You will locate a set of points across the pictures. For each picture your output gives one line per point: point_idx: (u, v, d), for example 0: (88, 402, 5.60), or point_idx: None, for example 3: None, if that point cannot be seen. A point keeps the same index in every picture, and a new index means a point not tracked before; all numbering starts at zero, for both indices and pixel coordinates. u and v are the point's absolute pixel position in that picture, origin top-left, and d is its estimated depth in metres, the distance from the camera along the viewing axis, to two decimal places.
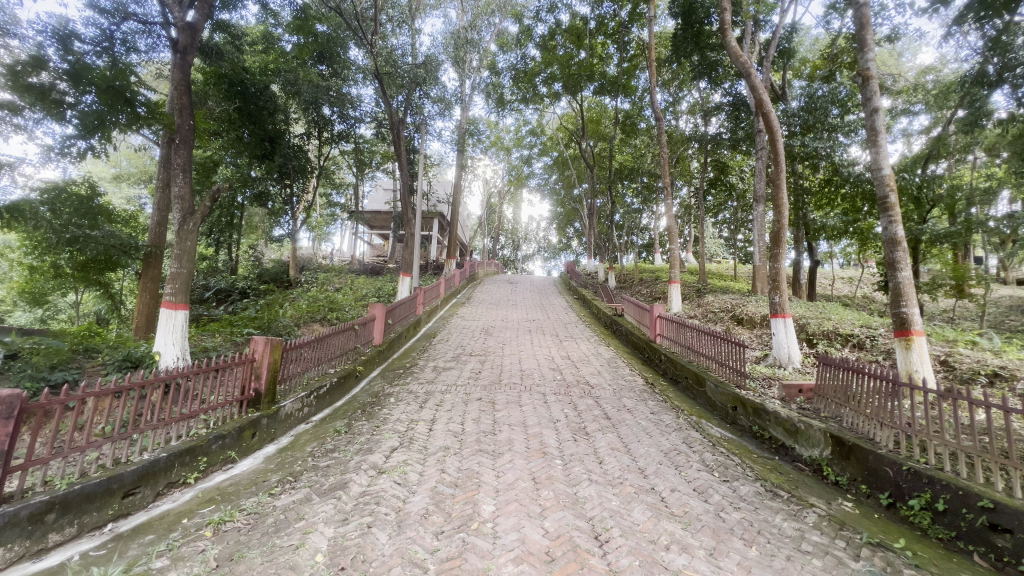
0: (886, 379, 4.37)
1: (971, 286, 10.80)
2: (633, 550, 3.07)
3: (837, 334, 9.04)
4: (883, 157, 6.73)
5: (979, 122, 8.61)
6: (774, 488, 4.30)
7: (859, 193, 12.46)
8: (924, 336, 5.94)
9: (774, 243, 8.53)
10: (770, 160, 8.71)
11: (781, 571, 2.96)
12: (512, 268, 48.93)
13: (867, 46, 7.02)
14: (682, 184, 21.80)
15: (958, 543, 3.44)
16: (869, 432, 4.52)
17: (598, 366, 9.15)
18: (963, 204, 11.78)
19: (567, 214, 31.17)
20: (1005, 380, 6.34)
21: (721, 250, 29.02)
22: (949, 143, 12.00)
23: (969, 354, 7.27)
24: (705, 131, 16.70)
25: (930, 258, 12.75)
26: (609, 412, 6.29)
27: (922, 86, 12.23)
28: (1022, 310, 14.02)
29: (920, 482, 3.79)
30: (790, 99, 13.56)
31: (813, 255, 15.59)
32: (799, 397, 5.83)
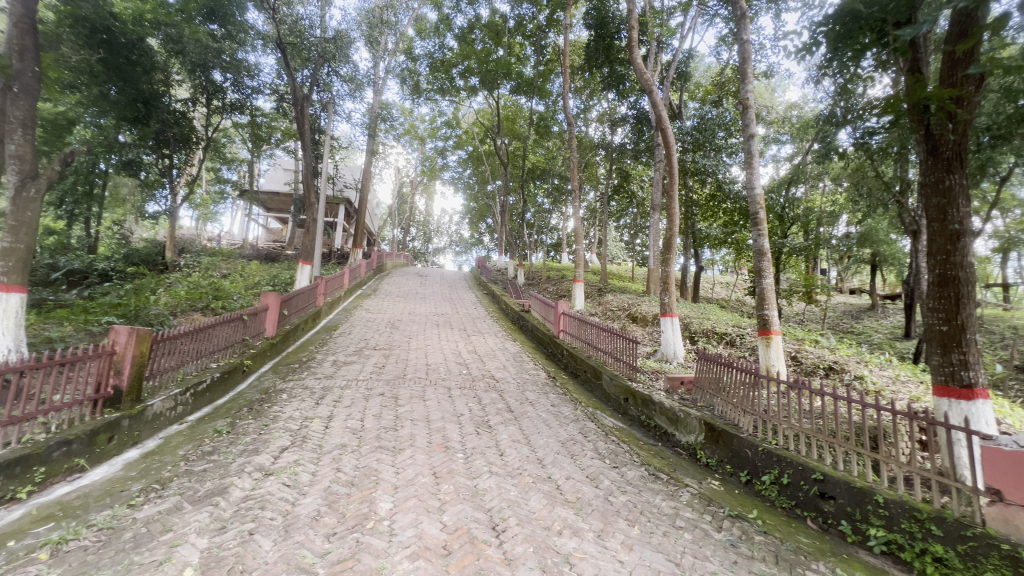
0: (749, 372, 4.99)
1: (816, 295, 12.57)
2: (528, 538, 3.18)
3: (714, 332, 10.18)
4: (755, 178, 7.69)
5: (830, 154, 10.17)
6: (656, 471, 4.73)
7: (737, 208, 14.07)
8: (780, 335, 6.91)
9: (666, 249, 9.33)
10: (665, 172, 9.48)
11: (657, 546, 3.27)
12: (422, 261, 47.88)
13: (748, 79, 7.96)
14: (589, 188, 22.99)
15: (796, 510, 4.09)
16: (735, 418, 5.15)
17: (503, 361, 9.33)
18: (814, 224, 13.87)
19: (480, 210, 31.28)
20: (836, 372, 7.60)
21: (621, 252, 31.07)
22: (805, 170, 14.04)
23: (812, 351, 8.61)
24: (612, 140, 17.73)
25: (789, 268, 14.83)
26: (512, 405, 6.45)
27: (789, 120, 14.18)
28: (852, 315, 16.90)
29: (770, 460, 4.43)
30: (685, 118, 14.93)
31: (698, 261, 17.32)
32: (680, 388, 6.47)
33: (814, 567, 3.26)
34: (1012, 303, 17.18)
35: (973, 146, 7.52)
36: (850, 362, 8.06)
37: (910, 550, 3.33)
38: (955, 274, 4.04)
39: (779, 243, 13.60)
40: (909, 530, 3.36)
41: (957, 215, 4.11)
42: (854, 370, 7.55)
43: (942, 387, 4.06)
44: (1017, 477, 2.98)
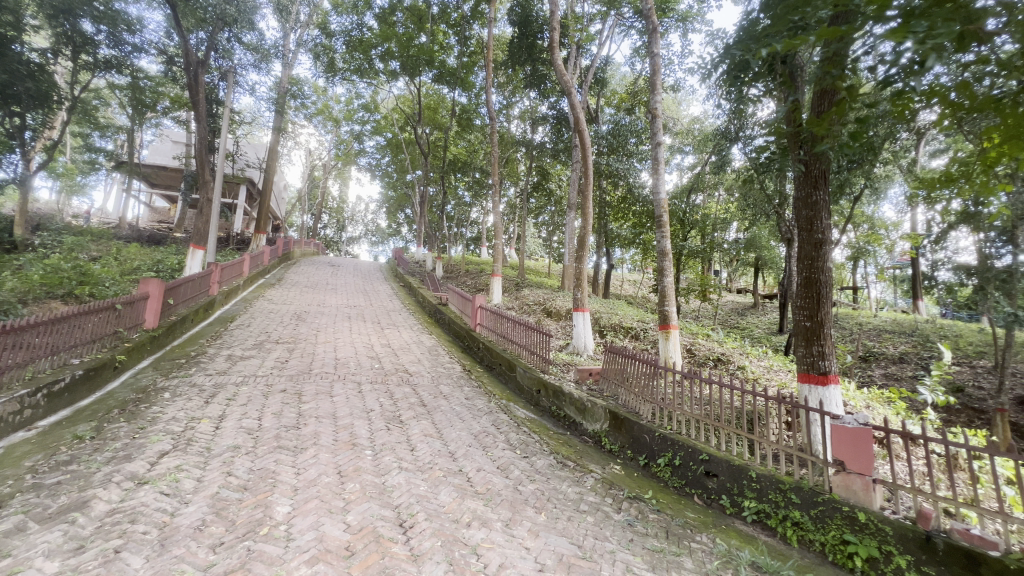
0: (649, 363, 5.35)
1: (709, 293, 13.91)
2: (437, 532, 3.15)
3: (621, 326, 10.83)
4: (660, 184, 8.29)
5: (724, 166, 11.24)
6: (564, 459, 4.93)
7: (645, 211, 15.07)
8: (678, 330, 7.53)
9: (580, 246, 9.72)
10: (581, 172, 9.85)
11: (562, 531, 3.41)
12: (334, 250, 45.43)
13: (656, 91, 8.55)
14: (510, 184, 23.23)
15: (685, 488, 4.50)
16: (636, 406, 5.53)
17: (418, 354, 9.14)
18: (709, 229, 15.29)
19: (398, 199, 30.29)
20: (723, 362, 8.47)
21: (538, 250, 31.84)
22: (703, 180, 15.40)
23: (705, 344, 9.49)
24: (532, 138, 18.06)
25: (688, 268, 16.21)
26: (425, 400, 6.35)
27: (691, 133, 15.48)
28: (738, 312, 18.90)
29: (665, 444, 4.81)
30: (601, 122, 15.64)
31: (610, 259, 18.30)
32: (588, 379, 6.79)
33: (698, 539, 3.60)
34: (860, 303, 20.33)
35: (836, 168, 8.74)
36: (734, 354, 9.01)
37: (774, 517, 3.82)
38: (818, 276, 4.68)
39: (680, 245, 14.80)
40: (775, 500, 3.85)
41: (821, 226, 4.76)
42: (738, 361, 8.46)
43: (805, 374, 4.65)
44: (855, 449, 3.52)
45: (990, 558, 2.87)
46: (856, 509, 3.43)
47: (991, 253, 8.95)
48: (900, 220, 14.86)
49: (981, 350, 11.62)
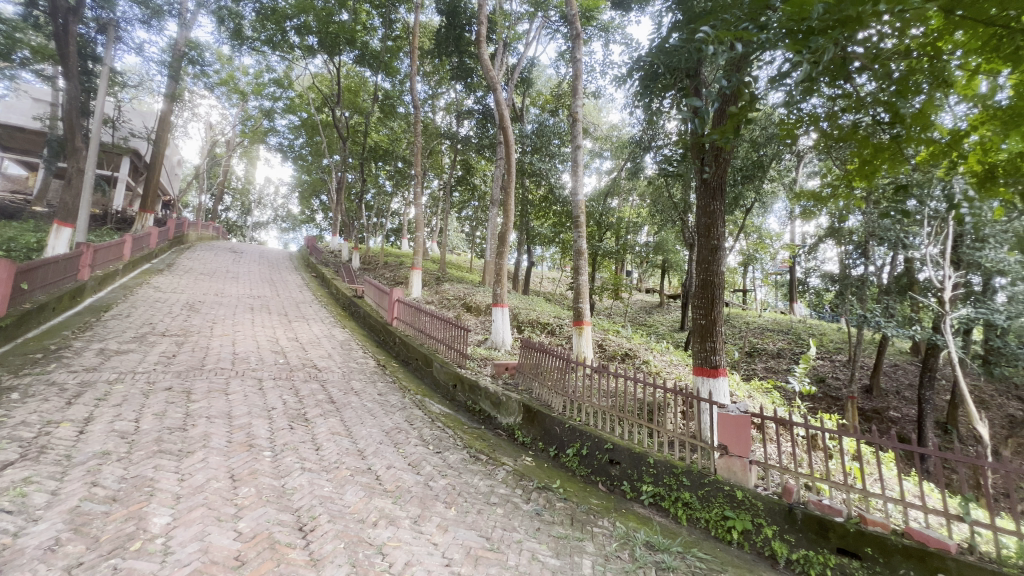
0: (562, 357, 5.55)
1: (621, 292, 14.76)
2: (340, 534, 3.01)
3: (538, 322, 11.13)
4: (579, 186, 8.63)
5: (638, 173, 11.97)
6: (476, 452, 4.96)
7: (565, 211, 15.56)
8: (590, 326, 7.89)
9: (501, 243, 9.82)
10: (504, 169, 9.93)
11: (472, 524, 3.42)
12: (237, 234, 41.73)
13: (577, 96, 8.90)
14: (433, 176, 22.79)
15: (590, 476, 4.76)
16: (548, 399, 5.72)
17: (328, 348, 8.69)
18: (622, 232, 16.19)
19: (312, 185, 28.45)
20: (630, 357, 9.03)
21: (461, 244, 31.63)
22: (619, 185, 16.26)
23: (615, 340, 10.05)
24: (457, 131, 17.86)
25: (602, 268, 17.05)
26: (334, 396, 6.04)
27: (609, 139, 16.29)
28: (646, 311, 20.25)
29: (574, 435, 5.04)
30: (526, 121, 15.86)
31: (530, 257, 18.69)
32: (505, 373, 6.91)
33: (600, 523, 3.80)
34: (748, 303, 22.76)
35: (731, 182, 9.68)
36: (640, 349, 9.65)
37: (668, 499, 4.16)
38: (713, 279, 5.14)
39: (596, 246, 15.52)
40: (668, 483, 4.20)
41: (716, 233, 5.23)
42: (643, 356, 9.06)
43: (699, 367, 5.08)
44: (737, 435, 3.93)
45: (836, 524, 3.35)
46: (735, 487, 3.84)
47: (850, 264, 10.41)
48: (782, 232, 16.83)
49: (839, 346, 13.58)
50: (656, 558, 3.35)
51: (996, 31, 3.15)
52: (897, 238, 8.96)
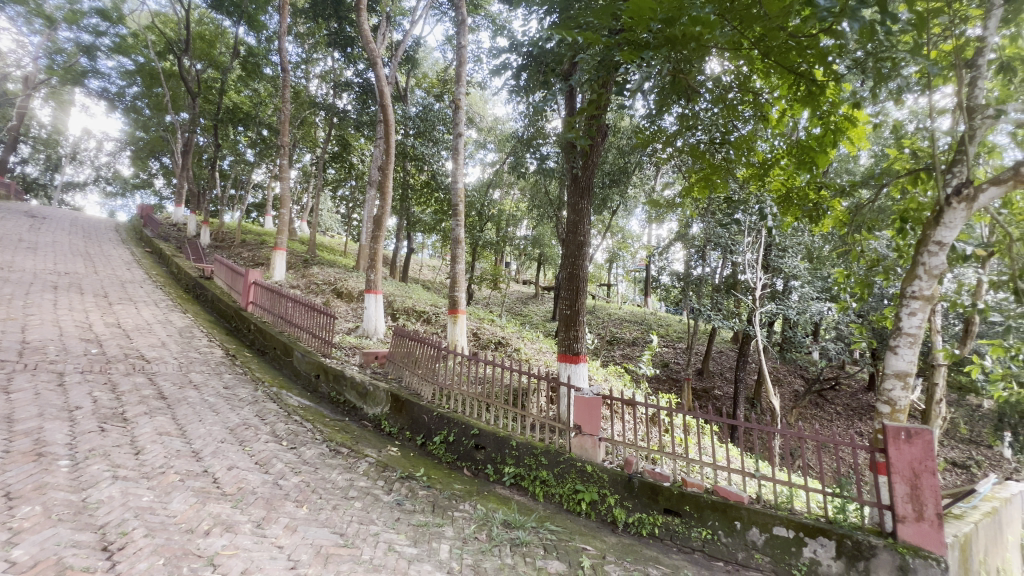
0: (433, 345, 5.52)
1: (500, 283, 15.19)
2: (159, 549, 2.60)
3: (414, 310, 10.91)
4: (460, 173, 8.59)
5: (519, 168, 12.32)
6: (337, 446, 4.69)
7: (447, 199, 15.41)
8: (465, 314, 7.97)
9: (375, 226, 9.36)
10: (383, 149, 9.44)
11: (325, 522, 3.22)
12: (39, 194, 33.55)
13: (462, 83, 8.86)
14: (305, 149, 20.82)
15: (456, 462, 4.86)
16: (418, 387, 5.68)
17: (162, 336, 7.46)
18: (502, 224, 16.55)
19: (149, 144, 24.03)
20: (503, 345, 9.34)
21: (335, 225, 29.45)
22: (501, 178, 16.57)
23: (489, 329, 10.28)
24: (334, 103, 16.53)
25: (482, 258, 17.27)
26: (166, 391, 5.21)
27: (493, 131, 16.48)
28: (523, 302, 21.07)
29: (441, 423, 5.09)
30: (409, 102, 15.28)
31: (410, 243, 18.15)
32: (374, 362, 6.69)
33: (461, 507, 3.87)
34: (611, 297, 25.04)
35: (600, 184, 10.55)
36: (512, 337, 10.02)
37: (526, 478, 4.43)
38: (578, 273, 5.53)
39: (477, 236, 15.69)
40: (529, 463, 4.46)
41: (583, 230, 5.63)
42: (515, 344, 9.43)
43: (562, 355, 5.43)
44: (589, 415, 4.30)
45: (664, 488, 3.86)
46: (586, 463, 4.21)
47: (692, 264, 12.03)
48: (641, 234, 18.77)
49: (680, 336, 15.67)
50: (511, 535, 3.49)
51: (795, 79, 3.86)
52: (726, 245, 10.60)
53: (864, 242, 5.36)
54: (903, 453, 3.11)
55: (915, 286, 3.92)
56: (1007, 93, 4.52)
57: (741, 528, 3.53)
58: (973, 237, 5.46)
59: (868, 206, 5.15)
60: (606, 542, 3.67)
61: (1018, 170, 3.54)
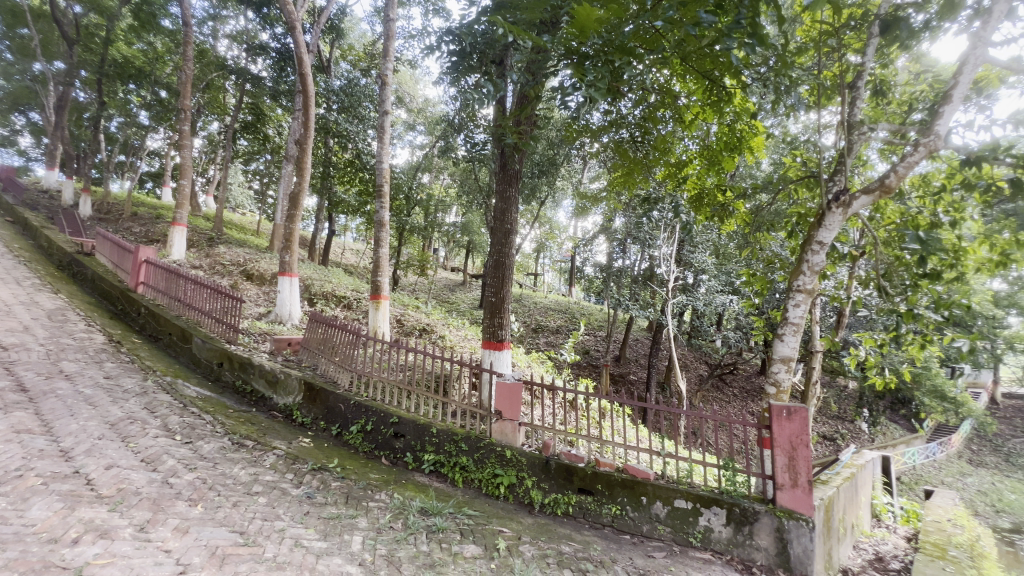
0: (351, 331, 5.30)
1: (427, 269, 14.89)
2: (11, 563, 2.24)
3: (333, 296, 10.36)
4: (386, 154, 8.22)
5: (449, 153, 12.07)
6: (241, 438, 4.35)
7: (372, 180, 14.71)
8: (388, 300, 7.71)
9: (291, 204, 8.71)
10: (301, 122, 8.76)
11: (223, 521, 2.97)
12: None
13: (389, 58, 8.45)
14: (210, 115, 18.82)
15: (374, 452, 4.74)
16: (334, 376, 5.45)
17: (24, 320, 6.42)
18: (430, 209, 16.16)
19: (11, 95, 20.44)
20: (427, 332, 9.18)
21: (247, 202, 27.10)
22: (430, 162, 16.14)
23: (414, 316, 10.05)
24: (246, 67, 15.06)
25: (409, 243, 16.78)
26: (28, 383, 4.51)
27: (423, 113, 15.95)
28: (450, 289, 20.85)
29: (359, 411, 4.93)
30: (332, 74, 14.30)
31: (331, 225, 17.19)
32: (286, 349, 6.30)
33: (377, 497, 3.76)
34: (538, 285, 25.57)
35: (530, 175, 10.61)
36: (437, 324, 9.89)
37: (446, 465, 4.43)
38: (504, 260, 5.54)
39: (403, 221, 15.18)
40: (448, 450, 4.45)
41: (510, 218, 5.64)
42: (439, 331, 9.31)
43: (487, 341, 5.42)
44: (509, 401, 4.36)
45: (579, 469, 4.03)
46: (505, 448, 4.28)
47: (614, 256, 12.59)
48: (568, 225, 19.25)
49: (601, 325, 16.40)
50: (428, 522, 3.45)
51: (709, 85, 4.13)
52: (645, 239, 11.20)
53: (762, 241, 5.91)
54: (783, 428, 3.49)
55: (800, 281, 4.39)
56: (876, 114, 5.18)
57: (646, 503, 3.78)
58: (848, 239, 6.21)
59: (766, 208, 5.68)
60: (522, 523, 3.76)
61: (884, 181, 4.03)
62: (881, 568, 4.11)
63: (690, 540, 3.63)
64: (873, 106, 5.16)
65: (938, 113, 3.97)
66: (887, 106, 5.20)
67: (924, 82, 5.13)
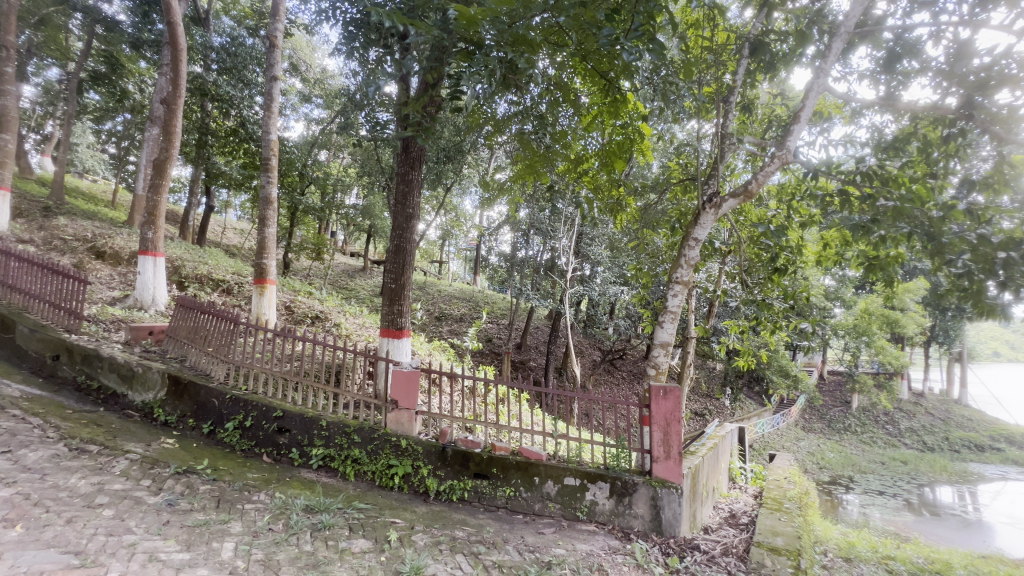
0: (229, 319, 4.78)
1: (323, 253, 13.91)
2: None
3: (209, 279, 9.25)
4: (273, 124, 7.42)
5: (350, 130, 11.29)
6: (82, 443, 3.71)
7: (259, 153, 13.27)
8: (275, 285, 7.08)
9: (155, 173, 7.55)
10: (169, 79, 7.57)
11: (52, 542, 2.51)
12: None
13: (280, 18, 7.61)
14: (47, 59, 15.54)
15: (254, 450, 4.35)
16: (208, 368, 4.89)
17: None
18: (329, 189, 15.09)
19: None
20: (320, 320, 8.60)
21: (99, 167, 23.02)
22: (328, 139, 14.98)
23: (305, 302, 9.36)
24: (98, 6, 12.62)
25: (303, 225, 15.53)
26: None
27: (322, 85, 14.71)
28: (349, 275, 19.75)
29: (236, 407, 4.48)
30: (211, 29, 12.55)
31: (210, 200, 15.30)
32: (146, 339, 5.52)
33: (255, 498, 3.45)
34: (443, 274, 25.27)
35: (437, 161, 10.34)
36: (332, 311, 9.31)
37: (337, 459, 4.21)
38: (405, 246, 5.35)
39: (296, 199, 13.97)
40: (340, 443, 4.24)
41: (413, 203, 5.45)
42: (334, 319, 8.77)
43: (385, 330, 5.21)
44: (406, 390, 4.25)
45: (475, 454, 4.06)
46: (401, 437, 4.18)
47: (518, 247, 12.83)
48: (474, 214, 19.18)
49: (504, 314, 16.71)
50: (313, 520, 3.25)
51: (606, 87, 4.33)
52: (547, 231, 11.57)
53: (648, 237, 6.42)
54: (661, 407, 3.83)
55: (678, 273, 4.84)
56: (745, 129, 5.85)
57: (539, 483, 3.94)
58: (721, 238, 6.98)
59: (653, 207, 6.18)
60: (416, 512, 3.70)
61: (747, 188, 4.58)
62: (734, 523, 4.76)
63: (577, 514, 3.86)
64: (742, 121, 5.83)
65: (789, 131, 4.60)
66: (752, 123, 5.92)
67: (780, 104, 5.91)
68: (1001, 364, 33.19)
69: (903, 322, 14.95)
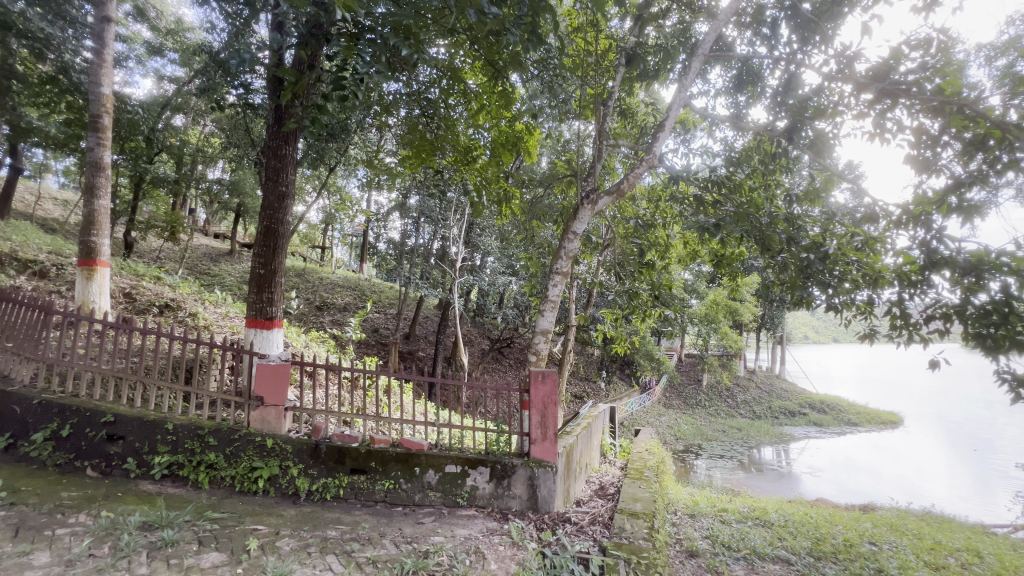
0: (36, 309, 3.92)
1: (178, 232, 12.08)
2: None
3: (15, 258, 7.49)
4: (102, 71, 6.07)
5: (212, 94, 9.85)
6: None
7: (83, 107, 10.86)
8: (109, 268, 5.98)
9: None
10: None
11: None
12: None
13: None
14: None
15: (74, 463, 3.64)
16: (9, 369, 4.02)
17: None
18: (187, 159, 13.13)
19: None
20: (171, 308, 7.44)
21: None
22: (186, 101, 12.96)
23: (150, 288, 8.03)
24: None
25: (150, 199, 13.27)
26: None
27: (177, 36, 12.62)
28: (212, 259, 17.45)
29: (48, 413, 3.72)
30: None
31: (17, 162, 12.35)
32: None
33: (72, 520, 2.89)
34: (324, 260, 23.54)
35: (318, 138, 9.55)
36: (187, 299, 8.12)
37: (187, 466, 3.70)
38: (277, 227, 4.84)
39: (141, 168, 11.87)
40: (190, 448, 3.73)
41: (286, 180, 4.94)
42: (189, 308, 7.65)
43: (251, 320, 4.67)
44: (274, 385, 3.87)
45: (351, 450, 3.86)
46: (267, 437, 3.81)
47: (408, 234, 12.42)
48: (360, 198, 18.11)
49: (392, 303, 16.14)
50: (152, 538, 2.81)
51: (496, 78, 4.36)
52: (438, 220, 11.39)
53: (535, 229, 6.64)
54: (539, 391, 3.99)
55: (559, 264, 5.08)
56: (622, 132, 6.31)
57: (419, 473, 3.88)
58: (599, 233, 7.48)
59: (540, 201, 6.40)
60: (283, 516, 3.42)
61: (621, 187, 4.95)
62: (602, 494, 5.19)
63: (458, 500, 3.89)
64: (620, 125, 6.28)
65: (656, 138, 5.06)
66: (629, 128, 6.40)
67: (652, 112, 6.49)
68: (808, 346, 40.93)
69: (741, 311, 17.60)
